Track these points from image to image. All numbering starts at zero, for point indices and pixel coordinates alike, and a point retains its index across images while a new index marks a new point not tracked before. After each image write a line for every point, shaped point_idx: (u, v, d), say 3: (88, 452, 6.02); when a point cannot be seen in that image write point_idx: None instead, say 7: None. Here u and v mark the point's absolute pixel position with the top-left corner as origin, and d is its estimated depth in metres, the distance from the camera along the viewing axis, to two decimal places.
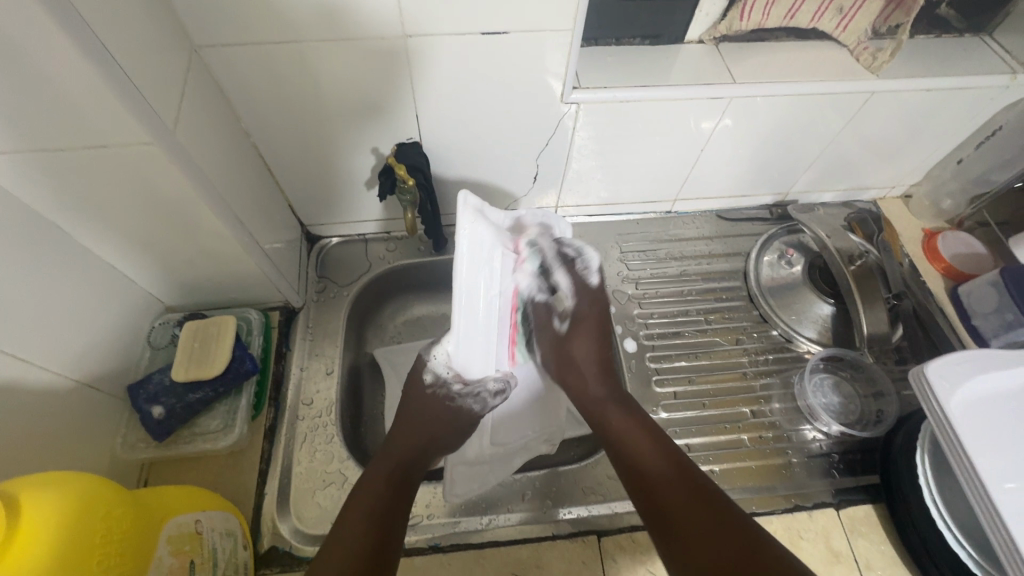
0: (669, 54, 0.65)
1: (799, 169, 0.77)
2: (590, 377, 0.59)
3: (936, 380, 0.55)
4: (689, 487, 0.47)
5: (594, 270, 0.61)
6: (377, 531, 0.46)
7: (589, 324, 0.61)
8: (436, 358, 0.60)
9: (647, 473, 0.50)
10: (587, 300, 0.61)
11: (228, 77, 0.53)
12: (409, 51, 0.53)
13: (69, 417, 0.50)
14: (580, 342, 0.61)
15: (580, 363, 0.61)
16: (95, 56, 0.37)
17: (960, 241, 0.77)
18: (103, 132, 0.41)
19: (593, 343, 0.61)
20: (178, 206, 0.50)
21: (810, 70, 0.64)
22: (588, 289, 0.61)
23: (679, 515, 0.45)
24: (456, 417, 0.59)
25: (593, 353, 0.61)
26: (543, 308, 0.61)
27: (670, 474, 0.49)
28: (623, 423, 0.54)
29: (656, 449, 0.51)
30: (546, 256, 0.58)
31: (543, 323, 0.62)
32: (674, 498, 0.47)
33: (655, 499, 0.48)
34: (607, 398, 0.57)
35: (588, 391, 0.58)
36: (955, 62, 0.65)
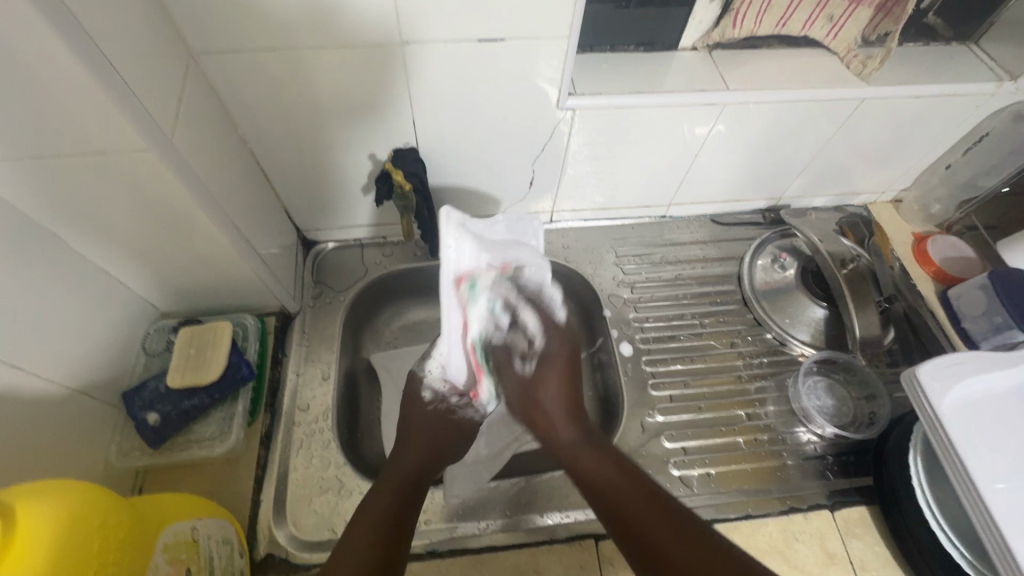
0: (663, 61, 0.66)
1: (791, 174, 0.78)
2: (557, 418, 0.58)
3: (927, 383, 0.56)
4: (673, 526, 0.46)
5: (559, 305, 0.62)
6: (388, 538, 0.46)
7: (557, 364, 0.61)
8: (429, 375, 0.65)
9: (630, 513, 0.48)
10: (555, 337, 0.62)
11: (225, 84, 0.53)
12: (406, 58, 0.53)
13: (63, 424, 0.50)
14: (548, 387, 0.60)
15: (546, 411, 0.59)
16: (93, 64, 0.37)
17: (948, 245, 0.79)
18: (100, 139, 0.41)
19: (560, 389, 0.60)
20: (175, 213, 0.50)
21: (801, 77, 0.65)
22: (556, 326, 0.62)
23: (672, 552, 0.44)
24: (462, 427, 0.63)
25: (560, 397, 0.59)
26: (502, 350, 0.60)
27: (651, 515, 0.47)
28: (594, 461, 0.53)
29: (633, 494, 0.49)
30: (510, 296, 0.58)
31: (505, 363, 0.60)
32: (664, 536, 0.45)
33: (647, 540, 0.45)
34: (574, 441, 0.55)
35: (558, 435, 0.57)
36: (943, 70, 0.67)
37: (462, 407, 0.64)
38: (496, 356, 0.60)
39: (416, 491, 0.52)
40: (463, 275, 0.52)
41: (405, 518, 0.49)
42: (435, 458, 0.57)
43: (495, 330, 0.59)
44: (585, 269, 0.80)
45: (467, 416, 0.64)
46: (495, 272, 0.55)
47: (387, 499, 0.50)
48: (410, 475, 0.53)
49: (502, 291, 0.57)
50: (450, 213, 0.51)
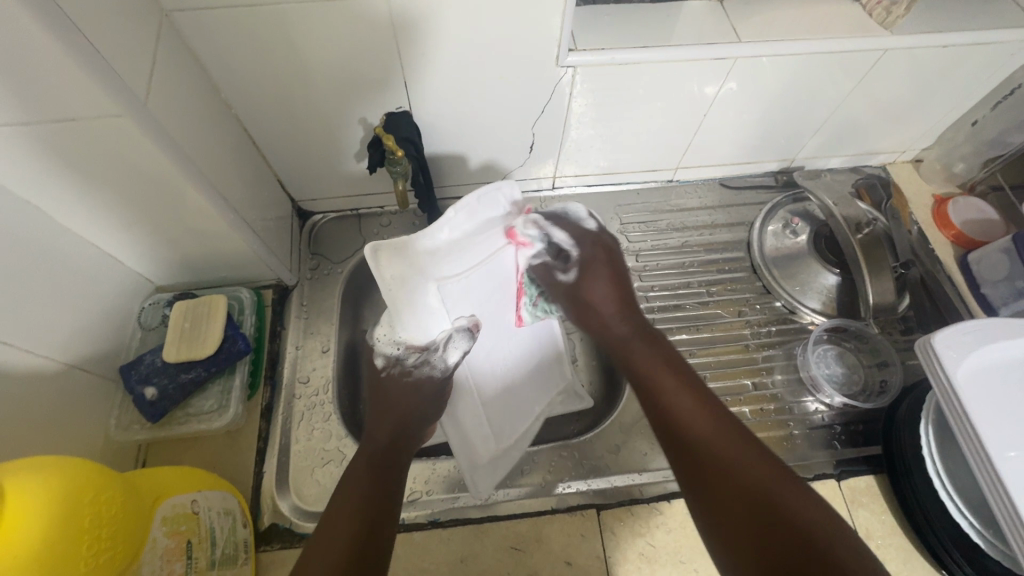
0: (670, 12, 0.62)
1: (806, 134, 0.74)
2: (609, 312, 0.61)
3: (943, 350, 0.53)
4: (717, 429, 0.48)
5: (584, 214, 0.65)
6: (371, 515, 0.46)
7: (599, 262, 0.63)
8: (379, 341, 0.64)
9: (664, 392, 0.52)
10: (588, 242, 0.63)
11: (204, 45, 0.50)
12: (393, 13, 0.50)
13: (60, 400, 0.50)
14: (595, 285, 0.62)
15: (597, 303, 0.62)
16: (53, 22, 0.34)
17: (970, 207, 0.75)
18: (70, 104, 0.39)
19: (607, 283, 0.62)
20: (159, 183, 0.48)
21: (819, 27, 0.60)
22: (587, 232, 0.64)
23: (701, 444, 0.47)
24: (419, 388, 0.60)
25: (608, 293, 0.62)
26: (544, 268, 0.64)
27: (697, 419, 0.49)
28: (645, 349, 0.56)
29: (672, 379, 0.52)
30: (540, 220, 0.61)
31: (549, 276, 0.64)
32: (695, 425, 0.48)
33: (675, 420, 0.49)
34: (629, 332, 0.59)
35: (608, 325, 0.61)
36: (973, 16, 0.62)
37: (417, 370, 0.61)
38: (540, 272, 0.64)
39: (392, 461, 0.52)
40: (514, 230, 0.59)
41: (382, 490, 0.49)
42: (406, 423, 0.57)
43: (543, 242, 0.62)
44: None
45: (425, 377, 0.61)
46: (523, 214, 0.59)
47: (363, 471, 0.49)
48: (382, 447, 0.53)
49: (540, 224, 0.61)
50: (463, 200, 0.54)
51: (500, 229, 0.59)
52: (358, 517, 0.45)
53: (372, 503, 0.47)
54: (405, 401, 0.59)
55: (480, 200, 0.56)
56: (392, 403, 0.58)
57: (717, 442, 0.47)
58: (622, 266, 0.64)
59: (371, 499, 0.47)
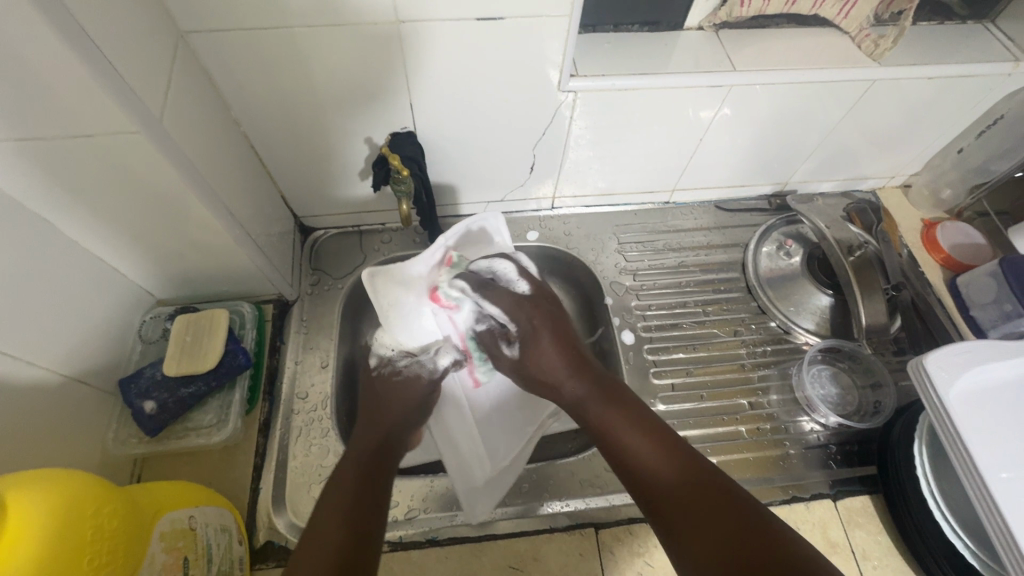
0: (668, 41, 0.64)
1: (798, 159, 0.77)
2: (561, 375, 0.60)
3: (935, 371, 0.54)
4: (686, 477, 0.47)
5: (515, 277, 0.64)
6: (355, 530, 0.45)
7: (543, 331, 0.62)
8: (377, 344, 0.68)
9: (628, 444, 0.51)
10: (525, 313, 0.62)
11: (217, 64, 0.52)
12: (402, 37, 0.52)
13: (58, 413, 0.49)
14: (546, 351, 0.61)
15: (546, 374, 0.61)
16: (77, 43, 0.35)
17: (958, 231, 0.77)
18: (87, 120, 0.40)
19: (556, 350, 0.61)
20: (167, 198, 0.49)
21: (811, 57, 0.63)
22: (520, 298, 0.63)
23: (674, 490, 0.46)
24: (408, 387, 0.63)
25: (559, 355, 0.60)
26: (495, 329, 0.65)
27: (668, 470, 0.48)
28: (602, 407, 0.55)
29: (634, 432, 0.52)
30: (467, 284, 0.62)
31: (495, 347, 0.65)
32: (665, 473, 0.48)
33: (644, 476, 0.48)
34: (582, 390, 0.58)
35: (563, 389, 0.59)
36: (957, 50, 0.65)
37: (408, 369, 0.65)
38: (486, 340, 0.65)
39: (376, 470, 0.52)
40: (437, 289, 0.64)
41: (368, 499, 0.48)
42: (388, 443, 0.56)
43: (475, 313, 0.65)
44: (586, 256, 0.79)
45: (415, 377, 0.64)
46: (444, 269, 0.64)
47: (348, 487, 0.48)
48: (365, 457, 0.52)
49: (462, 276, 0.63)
50: (432, 242, 0.65)
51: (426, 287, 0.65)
52: (344, 533, 0.44)
53: (359, 513, 0.46)
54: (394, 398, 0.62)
55: (447, 240, 0.66)
56: (382, 400, 0.61)
57: (699, 501, 0.44)
58: (567, 325, 0.64)
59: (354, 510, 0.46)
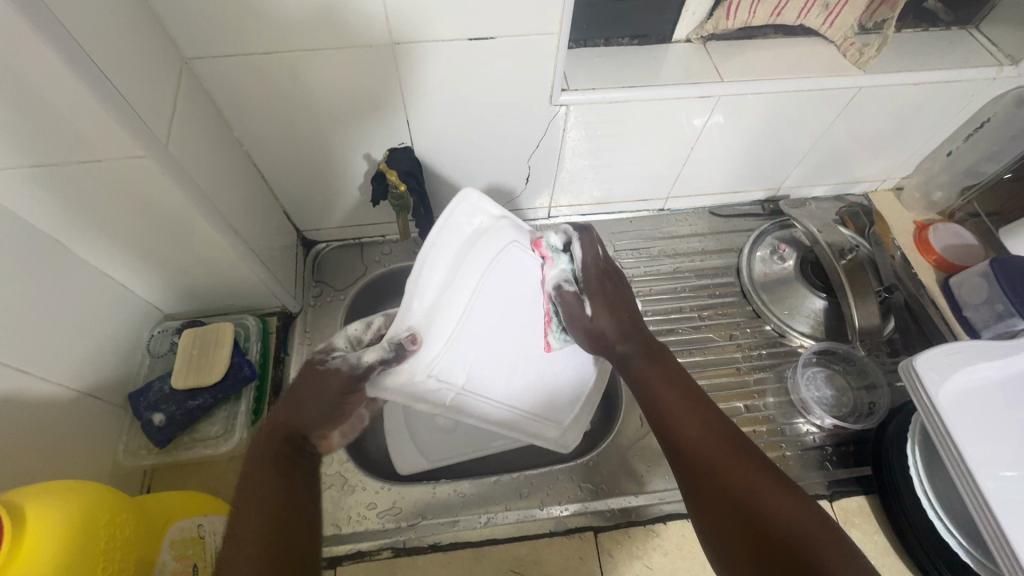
0: (657, 53, 0.66)
1: (790, 164, 0.78)
2: (611, 330, 0.57)
3: (925, 372, 0.55)
4: (710, 440, 0.46)
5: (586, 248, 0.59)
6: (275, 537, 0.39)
7: (600, 293, 0.58)
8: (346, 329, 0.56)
9: (668, 406, 0.50)
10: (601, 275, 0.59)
11: (219, 88, 0.54)
12: (397, 58, 0.54)
13: (70, 426, 0.51)
14: (598, 313, 0.58)
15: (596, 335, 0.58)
16: (87, 74, 0.37)
17: (950, 232, 0.78)
18: (96, 145, 0.41)
19: (610, 311, 0.58)
20: (174, 217, 0.51)
21: (797, 66, 0.64)
22: (601, 261, 0.59)
23: (706, 458, 0.45)
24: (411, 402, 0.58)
25: (611, 316, 0.58)
26: (570, 295, 0.59)
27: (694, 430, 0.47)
28: (647, 365, 0.54)
29: (677, 393, 0.50)
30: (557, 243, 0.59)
31: (575, 309, 0.58)
32: (697, 437, 0.47)
33: (678, 436, 0.48)
34: (630, 347, 0.56)
35: (611, 345, 0.57)
36: (941, 56, 0.66)
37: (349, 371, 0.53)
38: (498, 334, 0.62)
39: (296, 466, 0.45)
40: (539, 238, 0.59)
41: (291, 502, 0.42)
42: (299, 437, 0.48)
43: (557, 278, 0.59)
44: None
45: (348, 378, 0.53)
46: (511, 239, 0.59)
47: (270, 492, 0.42)
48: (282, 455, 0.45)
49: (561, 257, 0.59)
50: (437, 224, 0.54)
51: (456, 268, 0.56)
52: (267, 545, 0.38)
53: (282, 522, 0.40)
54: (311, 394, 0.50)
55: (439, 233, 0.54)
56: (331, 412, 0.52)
57: (715, 470, 0.44)
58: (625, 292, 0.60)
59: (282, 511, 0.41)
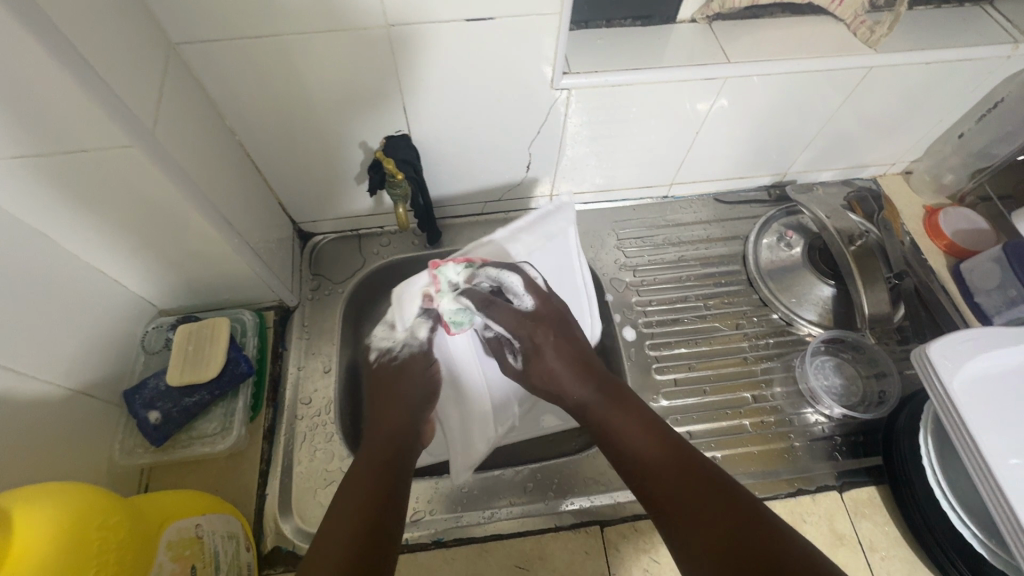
0: (661, 35, 0.64)
1: (797, 149, 0.76)
2: (564, 379, 0.56)
3: (939, 360, 0.54)
4: (668, 466, 0.47)
5: (521, 291, 0.58)
6: (373, 518, 0.44)
7: (545, 340, 0.57)
8: (376, 337, 0.63)
9: (625, 437, 0.51)
10: (527, 329, 0.57)
11: (208, 75, 0.52)
12: (392, 41, 0.52)
13: (64, 426, 0.50)
14: (546, 355, 0.57)
15: (552, 381, 0.57)
16: (68, 59, 0.36)
17: (961, 217, 0.77)
18: (80, 135, 0.40)
19: (556, 357, 0.57)
20: (164, 209, 0.49)
21: (806, 46, 0.62)
22: (530, 305, 0.58)
23: (663, 480, 0.47)
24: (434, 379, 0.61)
25: (562, 357, 0.57)
26: (501, 341, 0.60)
27: (654, 457, 0.49)
28: (607, 410, 0.54)
29: (636, 422, 0.52)
30: (468, 303, 0.57)
31: (499, 352, 0.61)
32: (654, 456, 0.49)
33: (636, 463, 0.49)
34: (586, 396, 0.55)
35: (564, 396, 0.57)
36: (955, 33, 0.64)
37: (402, 353, 0.61)
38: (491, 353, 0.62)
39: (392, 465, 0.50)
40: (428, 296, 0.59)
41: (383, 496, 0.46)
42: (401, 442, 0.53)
43: (481, 326, 0.61)
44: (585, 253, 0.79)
45: (410, 359, 0.60)
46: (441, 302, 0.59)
47: (363, 481, 0.47)
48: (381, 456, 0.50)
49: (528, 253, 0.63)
50: (398, 295, 0.61)
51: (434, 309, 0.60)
52: (354, 530, 0.43)
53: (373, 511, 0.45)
54: (400, 384, 0.59)
55: (409, 292, 0.60)
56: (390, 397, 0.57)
57: (676, 494, 0.45)
58: (570, 330, 0.59)
59: (375, 504, 0.45)
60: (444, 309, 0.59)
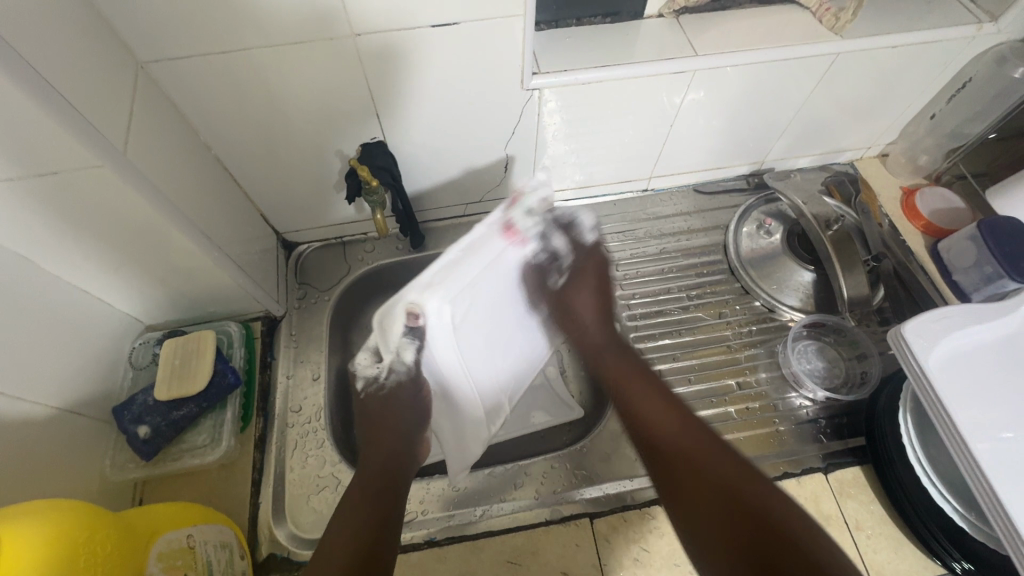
0: (630, 30, 0.65)
1: (772, 137, 0.77)
2: (588, 315, 0.65)
3: (913, 339, 0.54)
4: (681, 430, 0.52)
5: (588, 228, 0.68)
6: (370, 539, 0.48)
7: (588, 275, 0.67)
8: (359, 365, 0.60)
9: (631, 393, 0.57)
10: (581, 259, 0.67)
11: (180, 91, 0.52)
12: (360, 51, 0.52)
13: (55, 445, 0.51)
14: (582, 294, 0.66)
15: (578, 313, 0.66)
16: (34, 86, 0.36)
17: (937, 198, 0.77)
18: (53, 158, 0.40)
19: (591, 293, 0.66)
20: (142, 226, 0.50)
21: (775, 36, 0.63)
22: (584, 246, 0.67)
23: (670, 441, 0.51)
24: (395, 400, 0.58)
25: (591, 301, 0.66)
26: (540, 272, 0.62)
27: (667, 425, 0.52)
28: (615, 357, 0.62)
29: (638, 382, 0.57)
30: (500, 248, 0.52)
31: (540, 284, 0.63)
32: (661, 423, 0.53)
33: (644, 425, 0.54)
34: (602, 338, 0.64)
35: (587, 332, 0.65)
36: (921, 16, 0.64)
37: (389, 380, 0.58)
38: (531, 285, 0.62)
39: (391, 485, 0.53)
40: (512, 231, 0.52)
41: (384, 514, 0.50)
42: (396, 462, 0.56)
43: (534, 252, 0.59)
44: None
45: (397, 386, 0.58)
46: (449, 305, 0.49)
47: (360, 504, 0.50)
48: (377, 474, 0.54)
49: (538, 219, 0.56)
50: (380, 313, 0.48)
51: (436, 317, 0.49)
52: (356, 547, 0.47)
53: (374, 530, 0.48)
54: (390, 415, 0.58)
55: (393, 312, 0.48)
56: (376, 425, 0.59)
57: (680, 445, 0.50)
58: (607, 277, 0.69)
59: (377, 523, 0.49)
60: (448, 308, 0.49)
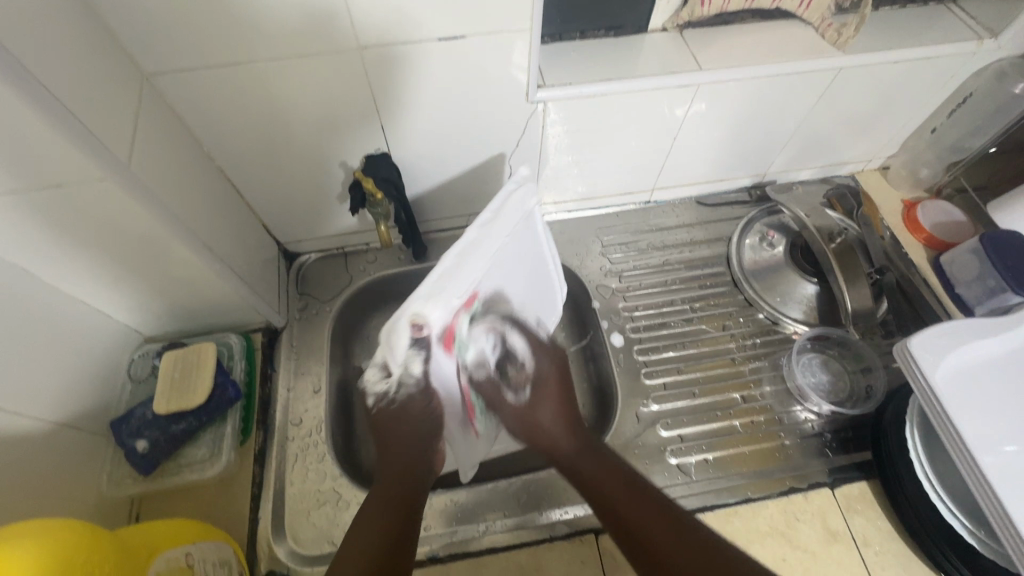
0: (633, 44, 0.65)
1: (775, 149, 0.77)
2: (555, 433, 0.57)
3: (920, 354, 0.54)
4: (641, 504, 0.50)
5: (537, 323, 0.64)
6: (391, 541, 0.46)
7: (552, 385, 0.60)
8: (368, 380, 0.54)
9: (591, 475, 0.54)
10: (543, 355, 0.61)
11: (184, 103, 0.52)
12: (365, 62, 0.52)
13: (52, 460, 0.50)
14: (546, 405, 0.59)
15: (545, 430, 0.58)
16: (43, 100, 0.36)
17: (939, 211, 0.78)
18: (57, 170, 0.40)
19: (556, 406, 0.59)
20: (146, 239, 0.49)
21: (779, 50, 0.63)
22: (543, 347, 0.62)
23: (633, 520, 0.49)
24: (407, 413, 0.53)
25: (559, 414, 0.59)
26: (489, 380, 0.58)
27: (629, 504, 0.50)
28: (582, 458, 0.55)
29: (602, 472, 0.53)
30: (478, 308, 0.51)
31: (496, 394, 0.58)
32: (621, 500, 0.50)
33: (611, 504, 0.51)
34: (572, 448, 0.56)
35: (558, 446, 0.57)
36: (922, 32, 0.65)
37: (400, 395, 0.52)
38: (485, 391, 0.58)
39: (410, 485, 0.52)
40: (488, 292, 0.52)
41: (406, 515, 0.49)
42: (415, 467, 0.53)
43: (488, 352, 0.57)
44: (571, 261, 0.79)
45: (409, 400, 0.52)
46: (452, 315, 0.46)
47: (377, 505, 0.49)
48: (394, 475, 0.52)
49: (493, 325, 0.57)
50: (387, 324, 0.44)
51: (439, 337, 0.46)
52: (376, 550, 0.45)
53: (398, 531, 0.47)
54: (403, 430, 0.52)
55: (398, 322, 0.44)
56: (391, 444, 0.53)
57: (649, 519, 0.48)
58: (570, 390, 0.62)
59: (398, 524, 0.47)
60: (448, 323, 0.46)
